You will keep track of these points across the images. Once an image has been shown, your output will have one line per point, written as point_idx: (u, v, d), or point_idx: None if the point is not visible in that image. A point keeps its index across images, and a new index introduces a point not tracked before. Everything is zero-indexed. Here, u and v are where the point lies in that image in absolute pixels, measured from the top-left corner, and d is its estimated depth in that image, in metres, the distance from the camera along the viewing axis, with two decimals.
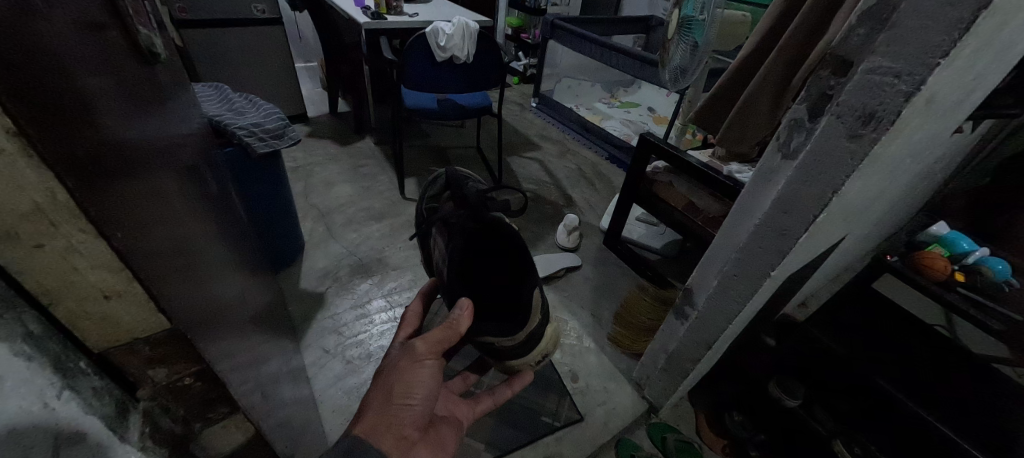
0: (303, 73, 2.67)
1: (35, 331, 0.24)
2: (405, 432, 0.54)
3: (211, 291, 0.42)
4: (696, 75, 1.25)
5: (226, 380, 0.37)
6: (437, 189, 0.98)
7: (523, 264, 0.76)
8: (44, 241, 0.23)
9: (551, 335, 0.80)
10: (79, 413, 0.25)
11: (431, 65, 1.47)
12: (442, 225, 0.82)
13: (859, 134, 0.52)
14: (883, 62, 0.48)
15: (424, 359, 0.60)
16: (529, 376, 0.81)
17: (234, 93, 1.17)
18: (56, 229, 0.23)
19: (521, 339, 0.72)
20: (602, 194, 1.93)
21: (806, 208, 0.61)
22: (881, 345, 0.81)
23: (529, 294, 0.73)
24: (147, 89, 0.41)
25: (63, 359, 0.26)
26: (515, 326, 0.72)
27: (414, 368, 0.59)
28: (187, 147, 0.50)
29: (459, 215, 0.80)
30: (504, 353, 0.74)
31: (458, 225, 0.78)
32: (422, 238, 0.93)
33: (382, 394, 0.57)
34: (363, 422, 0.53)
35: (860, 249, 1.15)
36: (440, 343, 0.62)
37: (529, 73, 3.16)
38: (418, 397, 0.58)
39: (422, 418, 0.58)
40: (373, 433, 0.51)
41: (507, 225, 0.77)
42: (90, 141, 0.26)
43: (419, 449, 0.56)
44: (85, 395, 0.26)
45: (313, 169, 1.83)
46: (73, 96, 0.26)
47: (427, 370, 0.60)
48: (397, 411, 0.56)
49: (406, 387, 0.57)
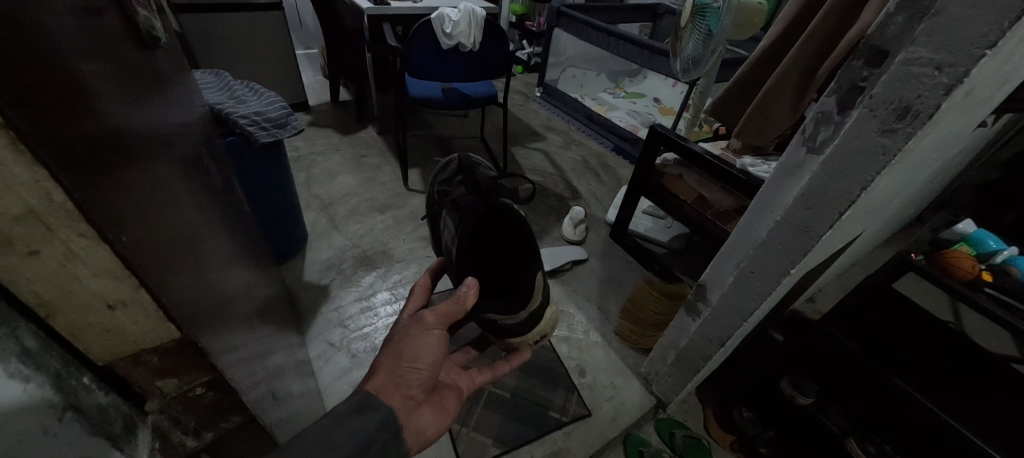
0: (304, 61, 2.62)
1: (31, 348, 0.23)
2: (411, 393, 0.54)
3: (216, 284, 0.40)
4: (709, 65, 1.22)
5: (238, 388, 0.36)
6: (448, 173, 0.96)
7: (527, 248, 0.74)
8: (38, 247, 0.21)
9: (551, 317, 0.78)
10: (78, 437, 0.24)
11: (437, 53, 1.44)
12: (453, 207, 0.81)
13: (893, 128, 0.50)
14: (923, 53, 0.46)
15: (431, 328, 0.58)
16: (527, 354, 0.79)
17: (235, 80, 1.14)
18: (53, 233, 0.21)
19: (524, 319, 0.70)
20: (607, 186, 1.91)
21: (831, 204, 0.58)
22: (898, 345, 0.80)
23: (534, 274, 0.71)
24: (146, 77, 0.38)
25: (64, 377, 0.24)
26: (519, 305, 0.70)
27: (423, 336, 0.57)
28: (189, 136, 0.48)
29: (470, 198, 0.78)
30: (506, 331, 0.71)
31: (468, 208, 0.77)
32: (433, 219, 0.92)
33: (393, 353, 0.55)
34: (375, 378, 0.53)
35: (871, 243, 1.13)
36: (447, 315, 0.61)
37: (534, 62, 3.11)
38: (424, 363, 0.56)
39: (428, 382, 0.57)
40: (383, 392, 0.51)
41: (515, 212, 0.75)
42: (91, 135, 0.24)
43: (423, 411, 0.56)
44: (90, 416, 0.26)
45: (315, 159, 1.80)
46: (70, 83, 0.24)
47: (434, 338, 0.58)
48: (406, 373, 0.54)
49: (415, 351, 0.55)
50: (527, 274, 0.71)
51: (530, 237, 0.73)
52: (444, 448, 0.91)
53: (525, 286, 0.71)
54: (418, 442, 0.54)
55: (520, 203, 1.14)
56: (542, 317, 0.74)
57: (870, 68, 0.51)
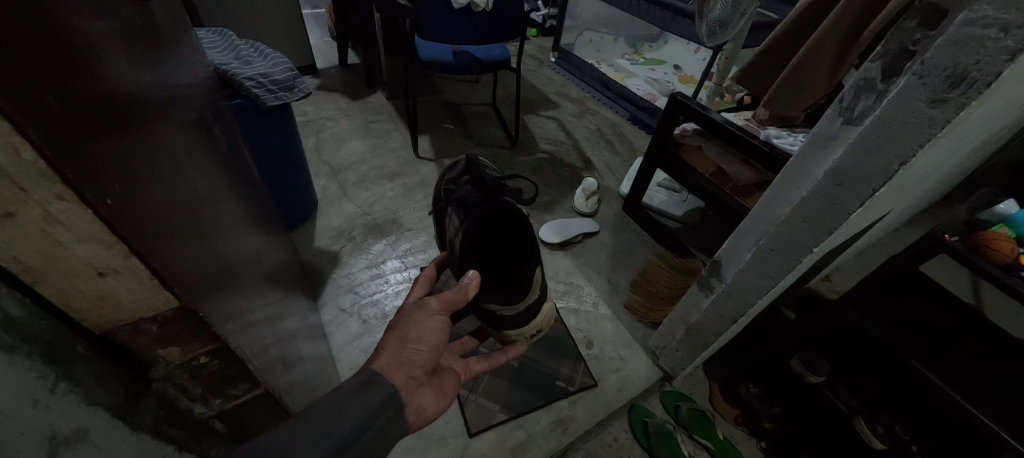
0: (310, 19, 2.52)
1: (17, 317, 0.22)
2: (414, 373, 0.54)
3: (223, 250, 0.39)
4: (737, 28, 1.13)
5: (245, 357, 0.36)
6: (456, 172, 0.97)
7: (524, 240, 0.74)
8: (14, 210, 0.20)
9: (548, 310, 0.76)
10: (74, 408, 0.25)
11: (447, 13, 1.36)
12: (458, 204, 0.80)
13: (943, 98, 0.46)
14: (989, 12, 0.40)
15: (435, 314, 0.59)
16: (523, 346, 0.77)
17: (239, 39, 1.09)
18: (27, 194, 0.20)
19: (521, 311, 0.68)
20: (622, 158, 1.85)
21: (865, 181, 0.55)
22: (917, 326, 0.78)
23: (532, 270, 0.70)
24: (147, 35, 0.36)
25: (58, 347, 0.25)
26: (518, 296, 0.68)
27: (426, 321, 0.57)
28: (192, 98, 0.46)
29: (475, 196, 0.79)
30: (501, 323, 0.70)
31: (473, 205, 0.76)
32: (437, 215, 0.90)
33: (397, 335, 0.56)
34: (379, 357, 0.52)
35: (899, 222, 1.09)
36: (451, 303, 0.61)
37: (549, 25, 2.96)
38: (427, 345, 0.56)
39: (429, 364, 0.57)
40: (387, 370, 0.51)
41: (519, 211, 0.75)
42: (69, 89, 0.22)
43: (424, 391, 0.56)
44: (84, 386, 0.26)
45: (324, 123, 1.78)
46: (62, 44, 0.22)
47: (437, 325, 0.58)
48: (409, 354, 0.54)
49: (418, 334, 0.56)
50: (524, 271, 0.70)
51: (526, 228, 0.74)
52: (453, 412, 0.94)
53: (522, 279, 0.69)
54: (417, 421, 0.54)
55: (520, 203, 1.09)
56: (541, 308, 0.73)
57: (925, 30, 0.46)
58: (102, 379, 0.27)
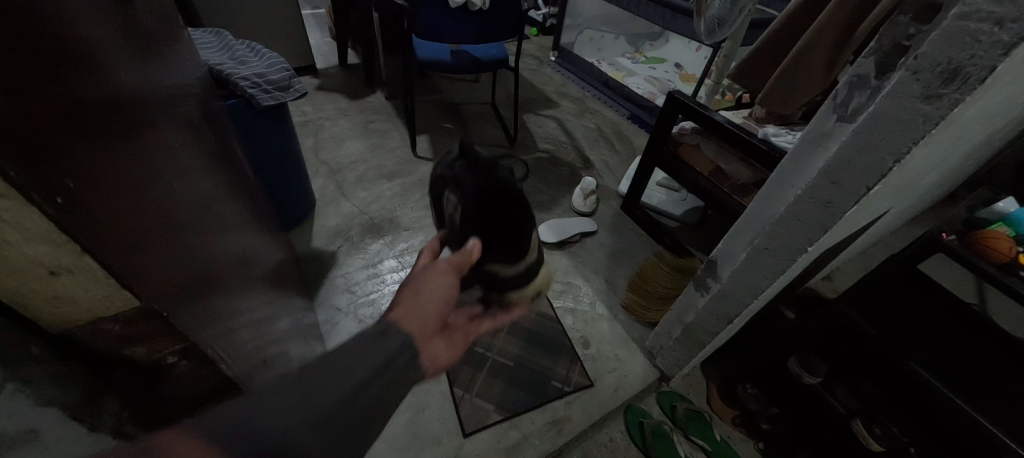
0: (309, 20, 2.52)
1: None
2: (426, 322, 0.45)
3: (208, 250, 0.40)
4: (736, 26, 1.13)
5: (216, 358, 0.36)
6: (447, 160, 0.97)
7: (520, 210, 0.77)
8: None
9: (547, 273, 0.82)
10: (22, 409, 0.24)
11: (443, 13, 1.36)
12: (455, 185, 0.81)
13: (937, 93, 0.45)
14: (982, 5, 0.40)
15: (444, 271, 0.52)
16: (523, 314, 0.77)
17: (236, 39, 1.10)
18: None
19: (521, 270, 0.73)
20: (621, 157, 1.85)
21: (858, 179, 0.54)
22: (915, 324, 0.77)
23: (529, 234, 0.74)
24: (138, 37, 0.37)
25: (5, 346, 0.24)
26: (518, 258, 0.72)
27: (434, 273, 0.50)
28: (188, 99, 0.47)
29: (472, 175, 0.80)
30: (501, 285, 0.73)
31: (471, 184, 0.77)
32: (433, 200, 0.91)
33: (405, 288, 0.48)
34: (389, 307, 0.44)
35: (898, 221, 1.08)
36: (458, 262, 0.55)
37: (549, 23, 2.95)
38: (438, 297, 0.48)
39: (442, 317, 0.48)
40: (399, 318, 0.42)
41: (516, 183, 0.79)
42: (18, 87, 0.21)
43: (438, 343, 0.45)
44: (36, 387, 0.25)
45: (324, 124, 1.78)
46: (24, 46, 0.22)
47: (447, 278, 0.51)
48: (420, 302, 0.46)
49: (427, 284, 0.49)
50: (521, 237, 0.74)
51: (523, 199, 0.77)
52: (448, 412, 0.94)
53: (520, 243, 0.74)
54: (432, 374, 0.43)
55: None
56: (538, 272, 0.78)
57: (919, 25, 0.45)
58: (59, 381, 0.27)
